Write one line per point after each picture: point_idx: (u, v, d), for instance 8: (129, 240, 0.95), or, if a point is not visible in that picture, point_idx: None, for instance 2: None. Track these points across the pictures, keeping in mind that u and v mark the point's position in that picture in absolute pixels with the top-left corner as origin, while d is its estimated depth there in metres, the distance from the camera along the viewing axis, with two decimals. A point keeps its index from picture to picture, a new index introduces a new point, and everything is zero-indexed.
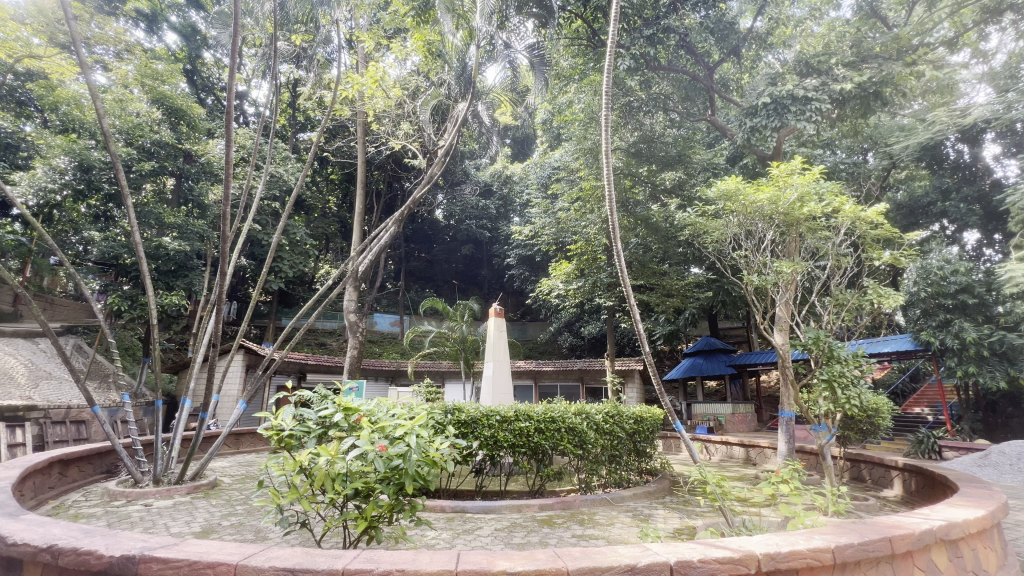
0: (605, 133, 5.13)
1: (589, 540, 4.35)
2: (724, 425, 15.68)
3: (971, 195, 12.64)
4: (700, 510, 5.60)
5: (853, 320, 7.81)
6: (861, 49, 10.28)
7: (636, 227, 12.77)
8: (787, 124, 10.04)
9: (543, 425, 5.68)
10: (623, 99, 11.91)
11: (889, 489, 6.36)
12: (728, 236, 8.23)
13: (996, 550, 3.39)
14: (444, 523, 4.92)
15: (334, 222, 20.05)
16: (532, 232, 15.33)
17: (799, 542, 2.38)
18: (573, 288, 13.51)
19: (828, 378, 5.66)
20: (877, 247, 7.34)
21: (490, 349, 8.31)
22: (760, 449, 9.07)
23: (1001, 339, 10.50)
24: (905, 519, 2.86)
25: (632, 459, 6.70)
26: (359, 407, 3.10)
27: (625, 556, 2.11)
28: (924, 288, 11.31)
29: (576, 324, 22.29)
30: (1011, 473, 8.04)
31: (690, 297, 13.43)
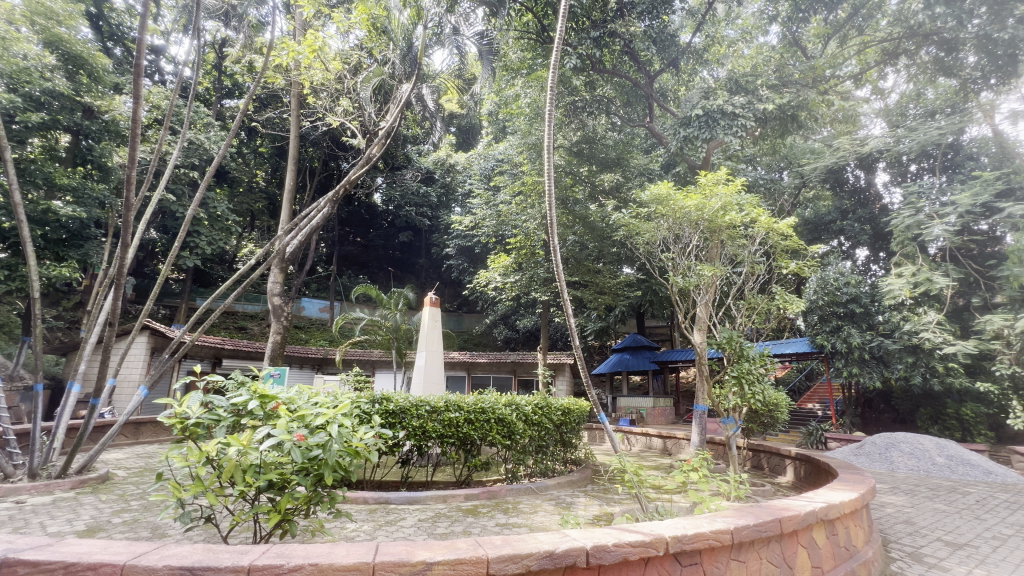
0: (549, 130, 5.13)
1: (512, 528, 4.43)
2: (645, 417, 16.64)
3: (864, 217, 14.18)
4: (618, 497, 5.89)
5: (762, 322, 8.51)
6: (783, 75, 11.20)
7: (574, 225, 13.07)
8: (715, 137, 10.68)
9: (472, 416, 5.68)
10: (569, 97, 12.03)
11: (783, 476, 7.06)
12: (658, 238, 8.63)
13: (865, 529, 3.87)
14: (365, 515, 4.79)
15: (261, 198, 18.69)
16: (472, 223, 15.22)
17: (703, 525, 2.57)
18: (510, 281, 13.58)
19: (738, 374, 6.16)
20: (786, 257, 8.05)
21: (423, 339, 8.16)
22: (676, 439, 9.70)
23: (879, 344, 11.82)
24: (793, 502, 3.18)
25: (558, 449, 6.89)
26: (277, 395, 2.92)
27: (544, 543, 2.16)
28: (822, 298, 12.60)
29: (511, 317, 22.53)
30: (880, 462, 9.22)
31: (620, 296, 14.02)
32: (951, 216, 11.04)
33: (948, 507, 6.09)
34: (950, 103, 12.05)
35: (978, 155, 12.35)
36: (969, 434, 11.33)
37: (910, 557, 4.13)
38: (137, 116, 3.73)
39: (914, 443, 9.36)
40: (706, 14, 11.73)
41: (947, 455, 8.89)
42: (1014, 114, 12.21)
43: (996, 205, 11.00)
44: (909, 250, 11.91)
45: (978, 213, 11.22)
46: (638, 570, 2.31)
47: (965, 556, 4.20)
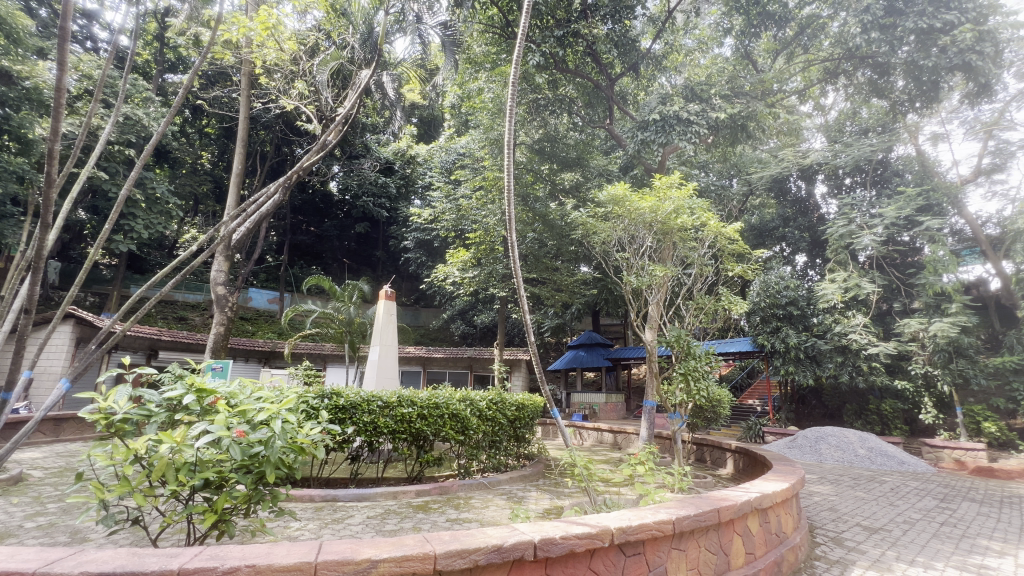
0: (511, 126, 5.14)
1: (463, 523, 4.43)
2: (597, 413, 17.06)
3: (804, 225, 15.13)
4: (568, 491, 6.00)
5: (708, 321, 8.88)
6: (734, 86, 11.71)
7: (534, 223, 13.10)
8: (670, 142, 11.03)
9: (426, 411, 5.63)
10: (531, 95, 12.06)
11: (724, 468, 7.42)
12: (613, 238, 8.84)
13: (794, 516, 4.14)
14: (310, 513, 4.63)
15: (206, 181, 17.62)
16: (431, 216, 15.02)
17: (647, 516, 2.66)
18: (468, 277, 13.52)
19: (685, 371, 6.43)
20: (732, 260, 8.44)
21: (378, 332, 7.98)
22: (626, 434, 10.01)
23: (813, 344, 12.59)
24: (731, 493, 3.35)
25: (511, 444, 6.92)
26: (216, 389, 2.77)
27: (493, 537, 2.17)
28: (763, 300, 13.28)
29: (469, 312, 22.42)
30: (810, 454, 9.91)
31: (576, 294, 14.27)
32: (878, 227, 11.97)
33: (866, 495, 6.62)
34: (881, 122, 13.25)
35: (904, 172, 13.35)
36: (887, 427, 12.31)
37: (832, 541, 4.46)
38: (63, 84, 3.37)
39: (840, 436, 10.09)
40: (667, 21, 11.94)
41: (868, 447, 9.66)
42: (935, 137, 13.37)
43: (917, 219, 12.00)
44: (842, 257, 12.78)
45: (902, 225, 12.22)
46: (584, 561, 2.37)
47: (879, 539, 4.59)
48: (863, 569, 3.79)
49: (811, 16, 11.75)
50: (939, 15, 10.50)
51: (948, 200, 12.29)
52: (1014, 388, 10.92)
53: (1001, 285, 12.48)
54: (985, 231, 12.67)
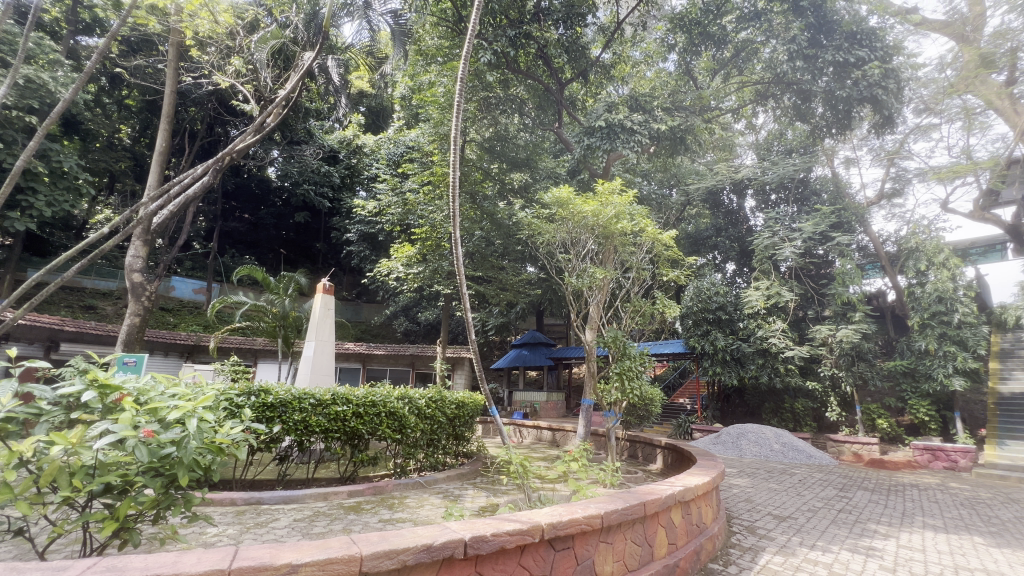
0: (458, 123, 5.11)
1: (395, 524, 4.34)
2: (538, 411, 17.34)
3: (734, 235, 16.12)
4: (505, 488, 6.04)
5: (645, 323, 9.24)
6: (675, 100, 12.24)
7: (481, 221, 12.95)
8: (615, 148, 11.37)
9: (361, 409, 5.46)
10: (482, 92, 11.84)
11: (654, 464, 7.78)
12: (557, 240, 8.98)
13: (713, 507, 4.41)
14: (230, 518, 4.35)
15: (124, 157, 16.08)
16: (376, 209, 14.60)
17: (577, 511, 2.73)
18: (413, 272, 13.21)
19: (620, 371, 6.69)
20: (667, 266, 8.84)
21: (314, 327, 7.64)
22: (564, 431, 10.24)
23: (738, 347, 13.48)
24: (658, 487, 3.52)
25: (449, 442, 6.87)
26: (123, 385, 2.52)
27: (422, 536, 2.14)
28: (695, 305, 14.01)
29: (413, 309, 21.96)
30: (732, 450, 10.63)
31: (521, 293, 14.35)
32: (798, 239, 13.16)
33: (778, 486, 7.19)
34: (803, 145, 14.48)
35: (821, 192, 14.58)
36: (798, 424, 13.40)
37: (747, 530, 4.80)
38: None
39: (758, 432, 10.88)
40: (615, 32, 12.24)
41: (782, 442, 10.49)
42: (848, 161, 14.76)
43: (830, 235, 13.24)
44: (766, 267, 13.81)
45: (817, 240, 13.41)
46: (514, 557, 2.40)
47: (787, 527, 5.00)
48: (770, 554, 4.11)
49: (745, 40, 12.44)
50: (853, 51, 11.57)
51: (856, 219, 13.62)
52: (903, 388, 12.18)
53: (896, 296, 13.98)
54: (885, 248, 14.12)
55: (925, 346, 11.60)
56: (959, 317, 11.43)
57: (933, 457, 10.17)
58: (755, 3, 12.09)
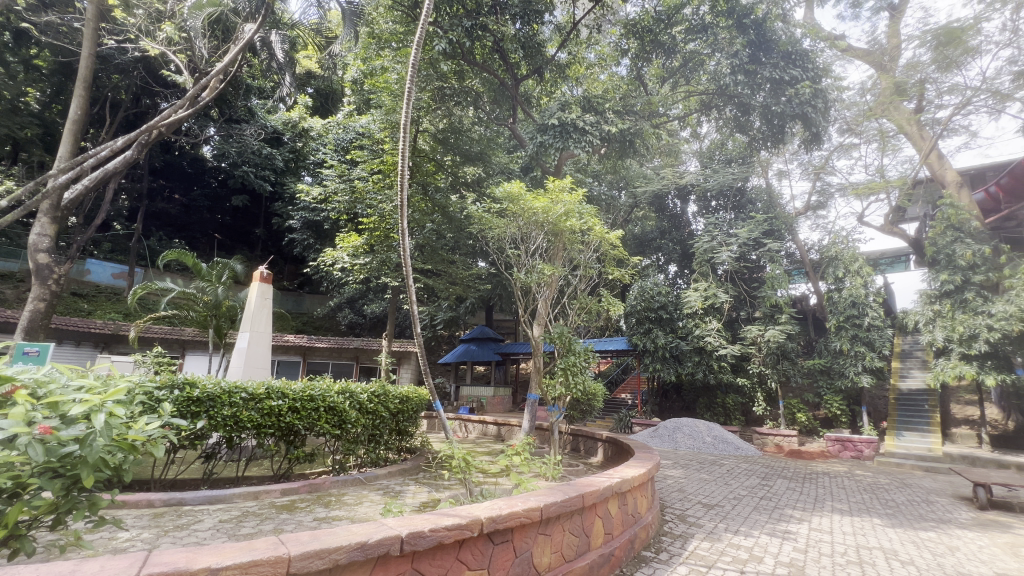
0: (408, 110, 5.06)
1: (332, 522, 4.19)
2: (484, 406, 17.38)
3: (677, 238, 16.86)
4: (447, 484, 5.99)
5: (590, 320, 9.46)
6: (626, 103, 12.53)
7: (433, 213, 12.73)
8: (567, 147, 11.50)
9: (298, 404, 5.23)
10: (437, 82, 11.51)
11: (595, 457, 8.00)
12: (507, 235, 8.97)
13: (648, 497, 4.60)
14: (146, 521, 4.02)
15: (32, 124, 14.41)
16: (321, 195, 14.01)
17: (517, 504, 2.76)
18: (359, 263, 12.74)
19: (565, 366, 6.83)
20: (613, 265, 9.06)
21: (249, 317, 7.22)
22: (510, 426, 10.32)
23: (677, 345, 14.12)
24: (597, 478, 3.62)
25: (392, 438, 6.71)
26: (14, 376, 2.22)
27: (356, 535, 2.06)
28: (639, 303, 14.58)
29: (358, 301, 21.28)
30: (668, 442, 11.16)
31: (471, 288, 14.15)
32: (734, 244, 14.11)
33: (708, 476, 7.62)
34: (742, 155, 15.40)
35: (755, 201, 15.53)
36: (728, 418, 14.24)
37: (678, 518, 5.05)
38: None
39: (692, 426, 11.47)
40: (571, 33, 12.36)
41: (714, 435, 11.12)
42: (780, 173, 15.82)
43: (763, 241, 14.20)
44: (705, 269, 14.62)
45: (751, 246, 14.31)
46: (452, 552, 2.38)
47: (714, 514, 5.31)
48: (699, 541, 4.35)
49: (693, 51, 12.91)
50: (788, 70, 12.41)
51: (785, 228, 14.63)
52: (820, 384, 13.26)
53: (818, 301, 15.16)
54: (810, 256, 15.34)
55: (840, 346, 12.64)
56: (869, 320, 12.57)
57: (843, 447, 11.17)
58: (702, 16, 12.55)
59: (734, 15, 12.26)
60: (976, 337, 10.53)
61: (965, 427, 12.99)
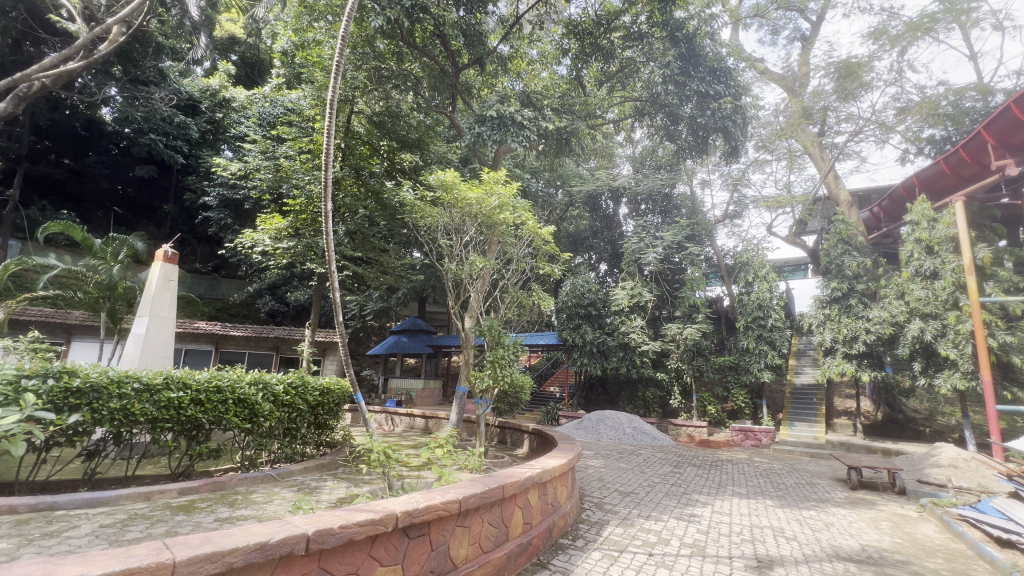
0: (335, 86, 4.93)
1: (235, 522, 3.90)
2: (413, 399, 17.07)
3: (608, 238, 17.55)
4: (367, 479, 5.80)
5: (521, 314, 9.58)
6: (563, 102, 12.70)
7: (366, 199, 12.26)
8: (504, 140, 11.49)
9: (202, 396, 4.79)
10: (373, 61, 11.24)
11: (520, 448, 8.14)
12: (440, 225, 8.81)
13: (568, 487, 4.73)
14: (7, 530, 3.50)
15: None
16: (241, 171, 12.96)
17: (435, 497, 2.71)
18: (281, 247, 11.91)
19: (493, 359, 6.86)
20: (545, 260, 9.23)
21: (148, 300, 6.52)
22: (438, 419, 10.23)
23: (603, 341, 14.70)
24: (518, 469, 3.66)
25: (310, 432, 6.38)
26: None
27: (255, 535, 1.91)
28: (570, 299, 15.04)
29: (281, 288, 20.03)
30: (591, 434, 11.62)
31: (403, 278, 13.74)
32: (659, 246, 14.97)
33: (625, 465, 8.03)
34: (670, 162, 16.29)
35: (680, 207, 16.50)
36: (647, 410, 15.09)
37: (596, 506, 5.27)
38: None
39: (614, 418, 12.02)
40: (514, 27, 12.33)
41: (634, 426, 11.72)
42: (704, 182, 16.92)
43: (685, 245, 15.18)
44: (632, 269, 15.34)
45: (674, 249, 15.23)
46: (364, 548, 2.29)
47: (629, 501, 5.60)
48: (613, 526, 4.56)
49: (630, 58, 13.33)
50: (713, 86, 13.24)
51: (705, 233, 15.72)
52: (729, 379, 14.43)
53: (730, 303, 16.44)
54: (725, 260, 16.59)
55: (746, 344, 13.82)
56: (772, 321, 13.83)
57: (745, 437, 12.24)
58: (640, 25, 12.86)
59: (668, 28, 12.79)
60: (856, 338, 11.97)
61: (844, 417, 14.78)
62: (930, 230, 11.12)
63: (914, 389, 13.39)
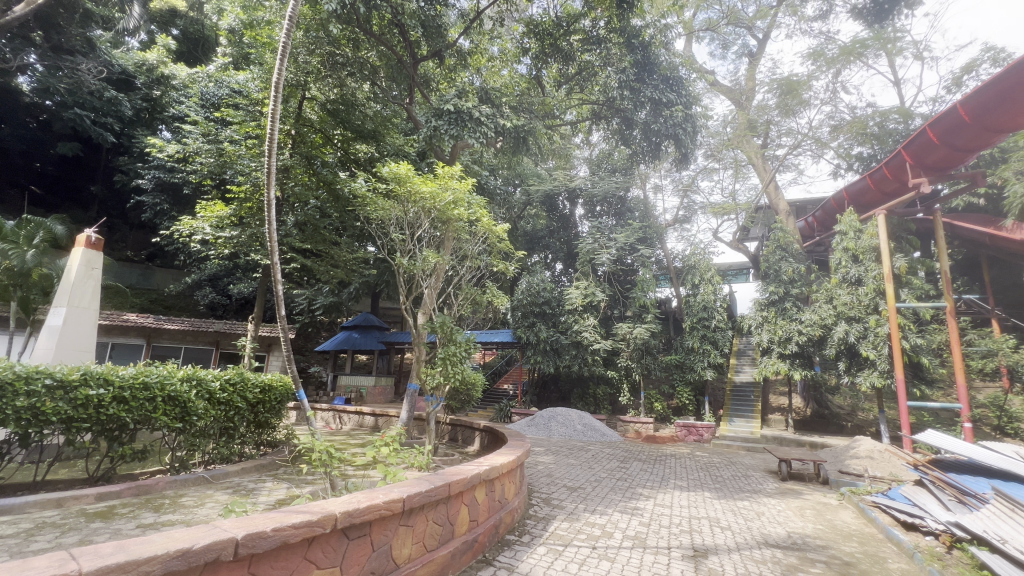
0: (280, 70, 4.71)
1: (160, 528, 3.65)
2: (363, 396, 16.66)
3: (563, 237, 17.82)
4: (310, 479, 5.60)
5: (474, 311, 9.53)
6: (521, 101, 12.69)
7: (317, 189, 11.76)
8: (461, 135, 11.37)
9: (127, 394, 4.44)
10: (327, 47, 10.80)
11: (471, 446, 8.12)
12: (393, 218, 8.62)
13: (516, 483, 4.75)
14: None
15: None
16: (179, 153, 12.12)
17: (378, 496, 2.65)
18: (223, 236, 11.24)
19: (444, 355, 6.80)
20: (499, 257, 9.23)
21: (67, 289, 5.97)
22: (388, 416, 10.02)
23: (556, 339, 14.92)
24: (465, 467, 3.64)
25: (249, 431, 6.07)
26: None
27: (177, 541, 1.79)
28: (525, 298, 15.14)
29: (223, 279, 18.95)
30: (543, 430, 11.77)
31: (355, 272, 13.27)
32: (612, 248, 15.36)
33: (574, 461, 8.19)
34: (625, 166, 16.73)
35: (634, 210, 16.97)
36: (597, 407, 15.47)
37: (543, 501, 5.33)
38: None
39: (566, 415, 12.23)
40: (475, 22, 12.22)
41: (584, 423, 11.98)
42: (657, 187, 17.49)
43: (637, 247, 15.65)
44: (587, 269, 15.63)
45: (627, 250, 15.67)
46: (300, 551, 2.20)
47: (576, 495, 5.72)
48: (558, 521, 4.63)
49: (588, 62, 13.53)
50: (666, 94, 13.67)
51: (656, 236, 16.27)
52: (675, 377, 14.99)
53: (678, 304, 17.10)
54: (674, 263, 17.22)
55: (691, 344, 14.45)
56: (715, 322, 14.52)
57: (689, 432, 12.79)
58: (598, 29, 13.04)
59: (625, 35, 12.99)
60: (790, 339, 12.79)
61: (778, 413, 15.76)
62: (856, 240, 12.06)
63: (839, 387, 14.45)
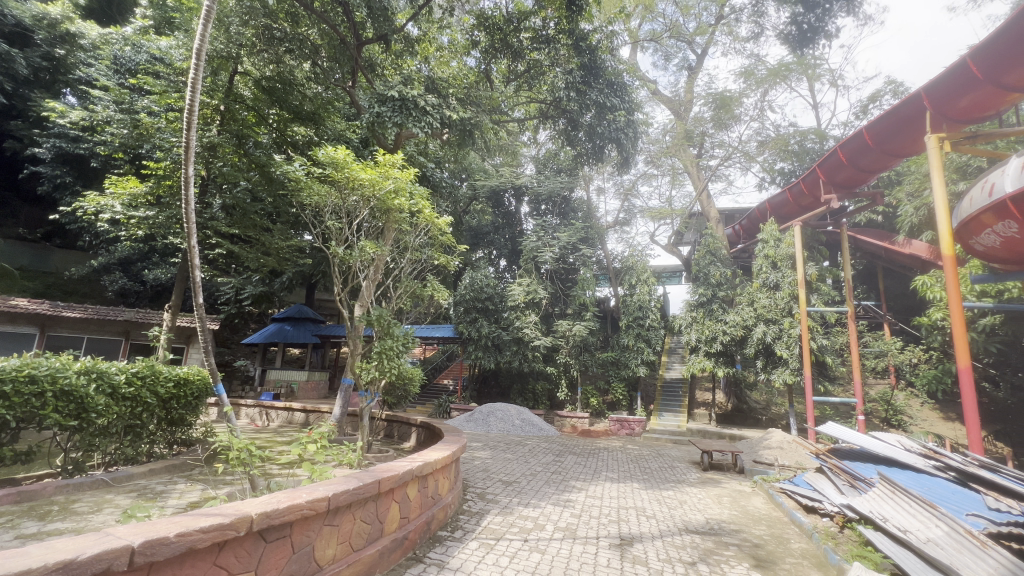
0: (204, 38, 4.35)
1: (46, 538, 3.27)
2: (294, 392, 15.88)
3: (507, 234, 17.90)
4: (230, 480, 5.24)
5: (414, 304, 9.34)
6: (467, 94, 12.50)
7: (249, 170, 11.02)
8: (405, 124, 11.05)
9: (7, 388, 3.91)
10: (263, 18, 10.03)
11: (407, 442, 7.96)
12: (329, 205, 8.26)
13: (451, 479, 4.71)
14: None
15: None
16: (84, 120, 10.85)
17: (301, 495, 2.52)
18: (135, 216, 10.16)
19: (380, 349, 6.58)
20: (441, 251, 9.09)
21: None
22: (320, 413, 9.60)
23: (498, 335, 14.98)
24: (397, 463, 3.55)
25: (160, 429, 5.57)
26: None
27: (59, 552, 1.59)
28: (467, 293, 15.06)
29: (136, 264, 17.26)
30: (481, 426, 11.78)
31: (289, 261, 12.46)
32: (555, 246, 15.65)
33: (511, 456, 8.26)
34: (569, 167, 17.07)
35: (577, 210, 17.37)
36: (536, 403, 15.74)
37: (478, 496, 5.33)
38: None
39: (505, 410, 12.33)
40: (423, 8, 11.90)
41: (522, 418, 12.13)
42: (600, 189, 18.00)
43: (578, 247, 16.03)
44: (529, 266, 15.82)
45: (569, 249, 16.01)
46: (209, 556, 2.04)
47: (511, 489, 5.77)
48: (492, 515, 4.64)
49: (537, 61, 13.57)
50: (610, 99, 14.06)
51: (597, 237, 16.77)
52: (610, 373, 15.53)
53: (615, 303, 17.73)
54: (613, 264, 17.80)
55: (627, 341, 15.05)
56: (649, 321, 15.21)
57: (622, 426, 13.33)
58: (548, 29, 13.11)
59: (573, 37, 13.15)
60: (715, 338, 13.67)
61: (703, 408, 16.79)
62: (775, 248, 13.10)
63: (757, 384, 15.62)
